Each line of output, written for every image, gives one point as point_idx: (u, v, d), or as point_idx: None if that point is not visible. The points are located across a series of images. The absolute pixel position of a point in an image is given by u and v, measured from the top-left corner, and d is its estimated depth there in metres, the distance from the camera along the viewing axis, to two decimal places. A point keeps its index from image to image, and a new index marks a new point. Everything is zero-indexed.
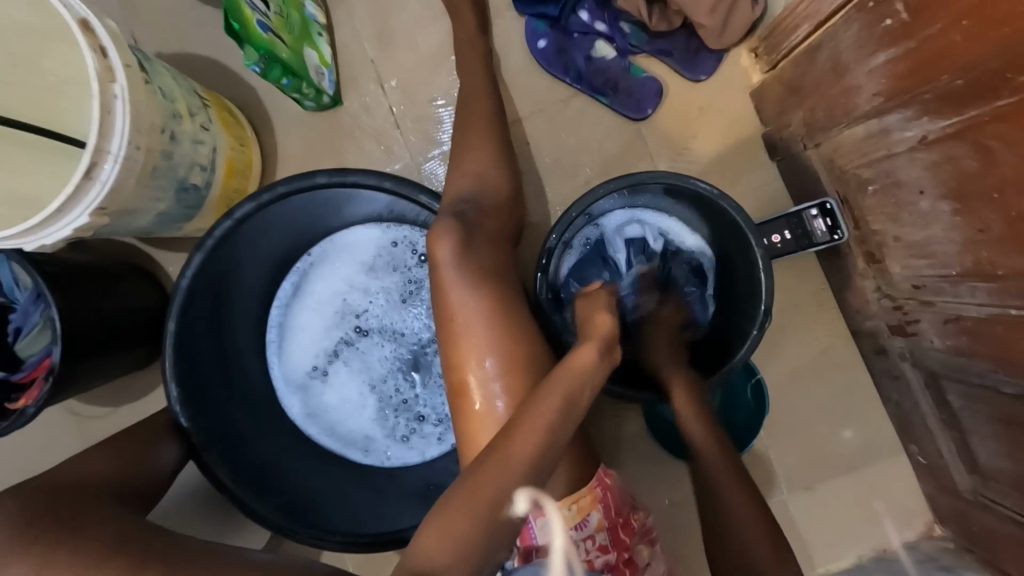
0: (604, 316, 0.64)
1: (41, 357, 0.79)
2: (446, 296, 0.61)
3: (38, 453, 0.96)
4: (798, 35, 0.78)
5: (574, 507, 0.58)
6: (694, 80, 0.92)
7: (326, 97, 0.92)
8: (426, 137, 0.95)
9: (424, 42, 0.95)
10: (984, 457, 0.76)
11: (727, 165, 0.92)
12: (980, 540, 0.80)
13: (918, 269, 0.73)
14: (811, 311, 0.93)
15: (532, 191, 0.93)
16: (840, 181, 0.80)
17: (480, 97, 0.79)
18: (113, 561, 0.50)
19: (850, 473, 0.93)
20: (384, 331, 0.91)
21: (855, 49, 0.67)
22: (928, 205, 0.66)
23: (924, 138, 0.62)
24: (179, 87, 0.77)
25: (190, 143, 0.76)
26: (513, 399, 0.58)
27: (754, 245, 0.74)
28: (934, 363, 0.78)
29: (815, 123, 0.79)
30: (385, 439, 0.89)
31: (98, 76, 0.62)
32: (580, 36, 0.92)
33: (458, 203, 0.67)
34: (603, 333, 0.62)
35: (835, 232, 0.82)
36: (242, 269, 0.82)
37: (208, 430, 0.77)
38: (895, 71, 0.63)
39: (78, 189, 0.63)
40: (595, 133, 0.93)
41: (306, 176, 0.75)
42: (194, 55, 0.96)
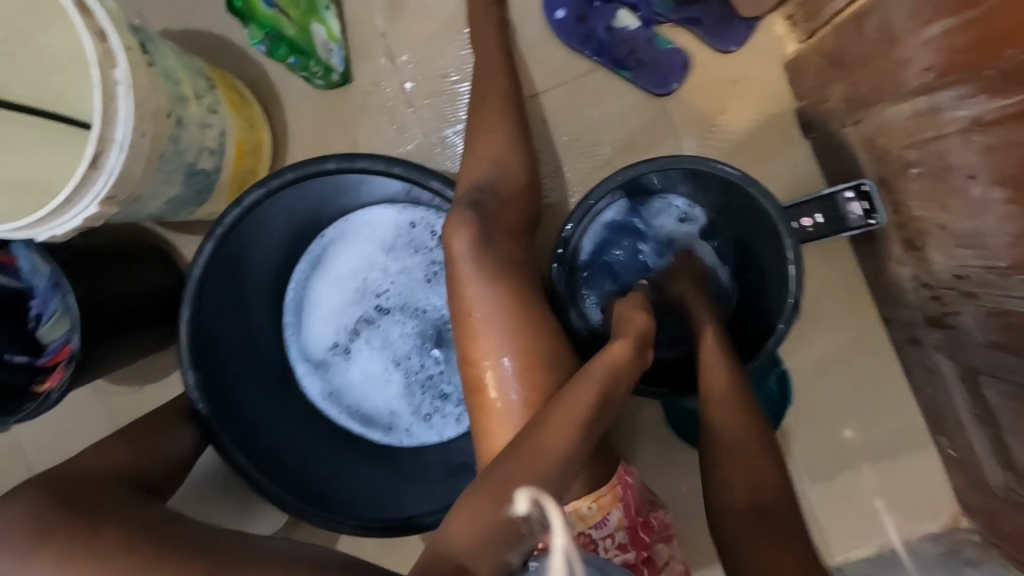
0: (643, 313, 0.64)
1: (62, 343, 0.79)
2: (461, 290, 0.59)
3: (67, 432, 0.99)
4: (841, 1, 0.72)
5: (594, 506, 0.56)
6: (723, 51, 0.86)
7: (336, 75, 0.88)
8: (439, 115, 0.91)
9: (436, 14, 0.90)
10: (1020, 455, 0.72)
11: (757, 142, 0.86)
12: (1010, 536, 0.77)
13: (963, 258, 0.68)
14: (842, 297, 0.89)
15: (549, 172, 0.89)
16: (880, 162, 0.75)
17: (495, 74, 0.75)
18: (134, 554, 0.51)
19: (875, 464, 0.90)
20: (406, 309, 0.90)
21: (906, 17, 0.61)
22: (979, 191, 0.61)
23: (979, 119, 0.57)
24: (184, 68, 0.74)
25: (196, 127, 0.74)
26: (532, 394, 0.57)
27: (784, 233, 0.70)
28: (973, 356, 0.74)
29: (856, 99, 0.73)
30: (409, 415, 0.89)
31: (99, 60, 0.60)
32: (602, 5, 0.87)
33: (473, 190, 0.65)
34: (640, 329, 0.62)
35: (871, 217, 0.77)
36: (256, 251, 0.81)
37: (226, 415, 0.78)
38: (952, 44, 0.57)
39: (85, 179, 0.62)
40: (616, 109, 0.88)
41: (316, 162, 0.73)
42: (201, 32, 0.93)
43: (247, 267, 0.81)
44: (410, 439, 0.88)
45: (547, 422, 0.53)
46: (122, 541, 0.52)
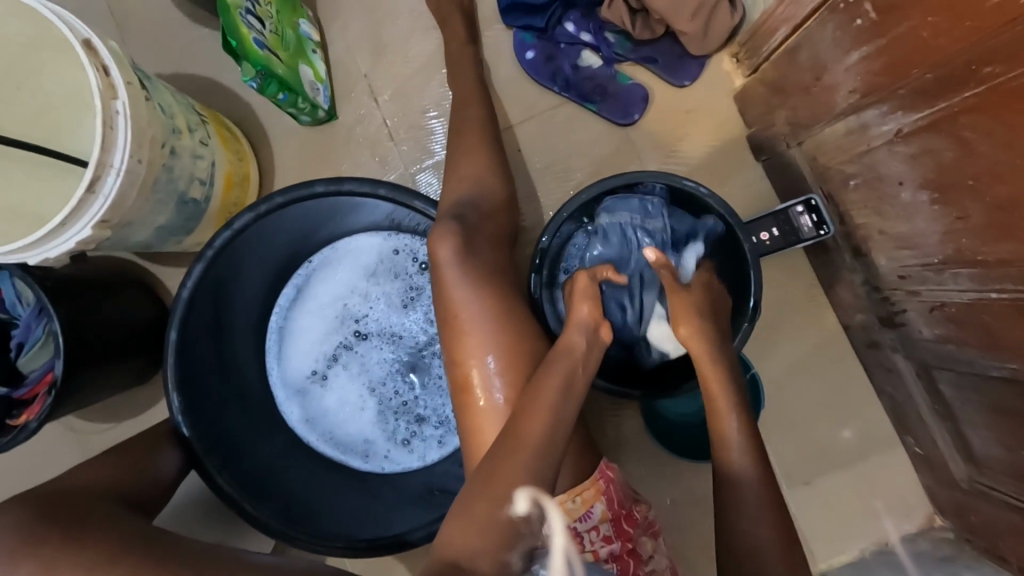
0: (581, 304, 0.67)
1: (43, 371, 0.80)
2: (448, 295, 0.63)
3: (42, 470, 0.96)
4: (776, 39, 0.81)
5: (577, 499, 0.59)
6: (679, 86, 0.95)
7: (322, 112, 0.94)
8: (419, 147, 0.97)
9: (415, 56, 0.98)
10: (977, 444, 0.77)
11: (714, 165, 0.94)
12: (979, 528, 0.81)
13: (903, 259, 0.74)
14: (803, 306, 0.94)
15: (525, 197, 0.95)
16: (823, 178, 0.82)
17: (472, 105, 0.82)
18: (116, 569, 0.50)
19: (849, 466, 0.93)
20: (383, 334, 0.92)
21: (830, 48, 0.70)
22: (908, 195, 0.68)
23: (899, 132, 0.65)
24: (178, 104, 0.79)
25: (189, 157, 0.78)
26: (513, 393, 0.60)
27: (744, 243, 0.76)
28: (925, 352, 0.79)
29: (798, 122, 0.81)
30: (386, 441, 0.90)
31: (101, 92, 0.64)
32: (567, 46, 0.95)
33: (455, 207, 0.69)
34: (583, 319, 0.66)
35: (822, 227, 0.83)
36: (240, 275, 0.83)
37: (209, 438, 0.78)
38: (870, 68, 0.65)
39: (82, 202, 0.65)
40: (585, 138, 0.96)
41: (304, 185, 0.77)
42: (191, 75, 0.99)
43: (233, 291, 0.83)
44: (389, 465, 0.89)
45: (529, 415, 0.56)
46: (108, 555, 0.52)
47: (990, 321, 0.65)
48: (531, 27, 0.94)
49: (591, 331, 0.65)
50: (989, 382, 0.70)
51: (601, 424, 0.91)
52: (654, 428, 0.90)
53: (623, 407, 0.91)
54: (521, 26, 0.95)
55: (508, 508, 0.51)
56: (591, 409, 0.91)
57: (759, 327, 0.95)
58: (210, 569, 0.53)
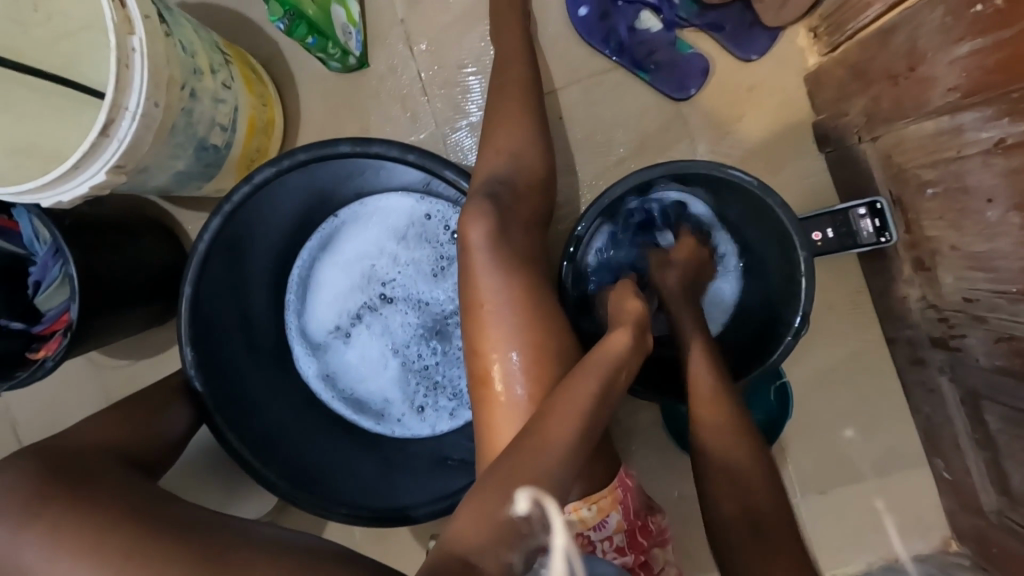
0: (634, 301, 0.63)
1: (61, 311, 0.79)
2: (476, 280, 0.59)
3: (62, 402, 0.98)
4: (867, 16, 0.71)
5: (594, 507, 0.55)
6: (744, 59, 0.85)
7: (353, 59, 0.87)
8: (453, 105, 0.90)
9: (456, 3, 0.89)
10: (1017, 481, 0.72)
11: (771, 152, 0.86)
12: (1000, 561, 0.78)
13: (973, 281, 0.68)
14: (845, 313, 0.88)
15: (562, 170, 0.89)
16: (896, 180, 0.74)
17: (517, 66, 0.74)
18: (122, 530, 0.51)
19: (869, 482, 0.90)
20: (410, 299, 0.90)
21: (935, 35, 0.61)
22: (996, 214, 0.61)
23: (1002, 141, 0.57)
24: (201, 42, 0.73)
25: (210, 101, 0.73)
26: (536, 391, 0.57)
27: (800, 247, 0.69)
28: (976, 380, 0.73)
29: (877, 115, 0.73)
30: (402, 406, 0.89)
31: (116, 27, 0.59)
32: (625, 4, 0.86)
33: (492, 182, 0.64)
34: (634, 317, 0.62)
35: (882, 234, 0.75)
36: (263, 229, 0.80)
37: (221, 394, 0.77)
38: (980, 64, 0.57)
39: (95, 146, 0.61)
40: (633, 110, 0.88)
41: (329, 143, 0.72)
42: (217, 6, 0.92)
43: (254, 243, 0.80)
44: (402, 429, 0.88)
45: (551, 417, 0.52)
46: (112, 514, 0.52)
47: None
48: None
49: (637, 333, 0.60)
50: None
51: (616, 414, 0.88)
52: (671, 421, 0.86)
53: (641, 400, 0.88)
54: None
55: (508, 507, 0.48)
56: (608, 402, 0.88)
57: None
58: (220, 537, 0.53)
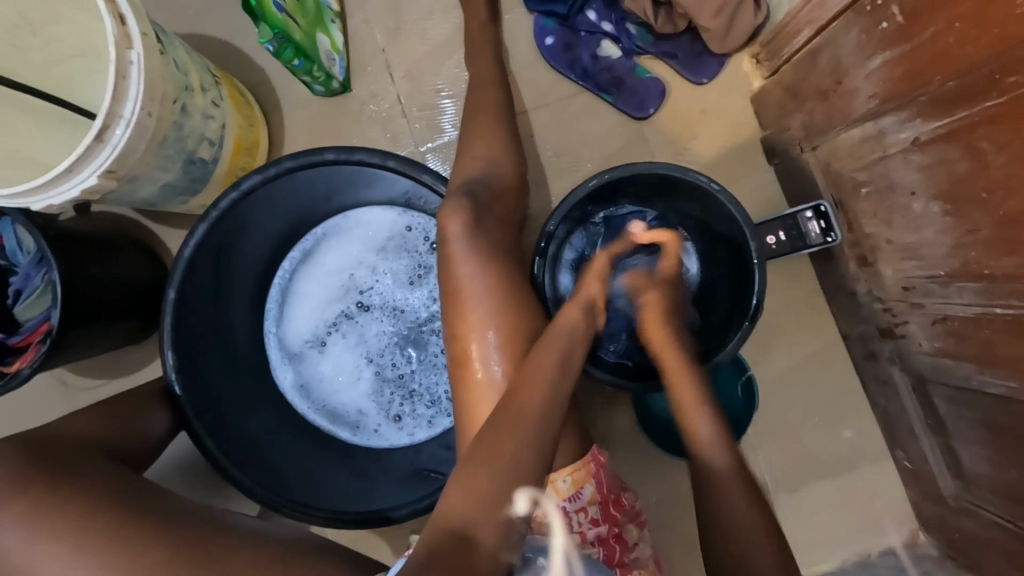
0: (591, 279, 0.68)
1: (39, 321, 0.79)
2: (454, 269, 0.63)
3: (32, 418, 0.96)
4: (797, 41, 0.81)
5: (569, 479, 0.59)
6: (696, 83, 0.94)
7: (336, 83, 0.93)
8: (432, 126, 0.97)
9: (434, 34, 0.97)
10: (967, 461, 0.76)
11: (725, 166, 0.94)
12: (962, 546, 0.80)
13: (909, 271, 0.74)
14: (803, 313, 0.93)
15: (534, 183, 0.95)
16: (835, 185, 0.82)
17: (489, 84, 0.81)
18: (109, 514, 0.53)
19: (838, 476, 0.92)
20: (386, 307, 0.92)
21: (853, 52, 0.70)
22: (920, 206, 0.68)
23: (917, 139, 0.64)
24: (193, 63, 0.78)
25: (200, 117, 0.77)
26: (512, 369, 0.60)
27: (750, 242, 0.75)
28: (922, 366, 0.79)
29: (814, 127, 0.81)
30: (378, 415, 0.90)
31: (116, 41, 0.64)
32: (587, 35, 0.94)
33: (468, 183, 0.69)
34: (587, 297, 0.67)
35: (829, 234, 0.82)
36: (249, 236, 0.83)
37: (201, 400, 0.78)
38: (892, 73, 0.65)
39: (88, 151, 0.65)
40: (597, 129, 0.95)
41: (314, 152, 0.76)
42: (208, 37, 0.98)
43: (237, 250, 0.83)
44: (377, 440, 0.89)
45: (521, 396, 0.55)
46: (102, 500, 0.54)
47: (992, 337, 0.64)
48: (553, 13, 0.93)
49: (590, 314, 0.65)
50: (986, 398, 0.69)
51: (594, 417, 0.91)
52: (645, 424, 0.89)
53: (617, 401, 0.91)
54: (543, 11, 0.94)
55: (487, 478, 0.51)
56: (583, 403, 0.91)
57: (758, 331, 0.94)
58: (199, 526, 0.54)
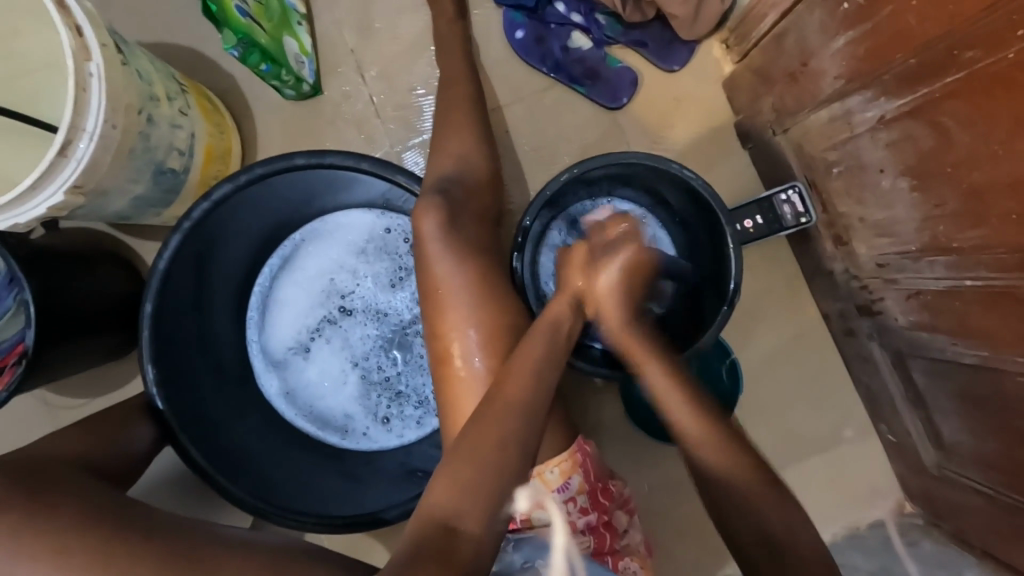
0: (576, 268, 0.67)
1: (13, 343, 0.78)
2: (431, 269, 0.63)
3: (12, 441, 0.94)
4: (765, 25, 0.81)
5: (556, 470, 0.59)
6: (668, 71, 0.94)
7: (307, 86, 0.92)
8: (406, 125, 0.96)
9: (403, 32, 0.96)
10: (947, 431, 0.78)
11: (700, 152, 0.94)
12: (947, 513, 0.82)
13: (882, 248, 0.75)
14: (783, 294, 0.94)
15: (511, 179, 0.95)
16: (808, 166, 0.82)
17: (460, 81, 0.80)
18: (89, 533, 0.52)
19: (824, 453, 0.93)
20: (369, 311, 0.92)
21: (818, 34, 0.70)
22: (889, 183, 0.69)
23: (883, 118, 0.65)
24: (157, 72, 0.77)
25: (167, 126, 0.76)
26: (495, 365, 0.60)
27: (726, 229, 0.75)
28: (900, 341, 0.80)
29: (784, 110, 0.82)
30: (366, 419, 0.90)
31: (74, 53, 0.62)
32: (557, 27, 0.94)
33: (441, 182, 0.69)
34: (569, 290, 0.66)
35: (803, 216, 0.83)
36: (225, 244, 0.82)
37: (182, 413, 0.77)
38: (855, 53, 0.66)
39: (53, 167, 0.64)
40: (572, 121, 0.95)
41: (285, 158, 0.75)
42: (173, 45, 0.96)
43: (215, 258, 0.82)
44: (367, 443, 0.89)
45: (501, 392, 0.55)
46: (83, 518, 0.53)
47: (964, 309, 0.66)
48: (522, 6, 0.93)
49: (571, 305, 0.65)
50: (961, 369, 0.71)
51: (582, 408, 0.91)
52: (633, 413, 0.90)
53: (604, 390, 0.92)
54: (512, 5, 0.93)
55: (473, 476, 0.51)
56: (571, 394, 0.92)
57: (740, 315, 0.95)
58: (185, 540, 0.54)
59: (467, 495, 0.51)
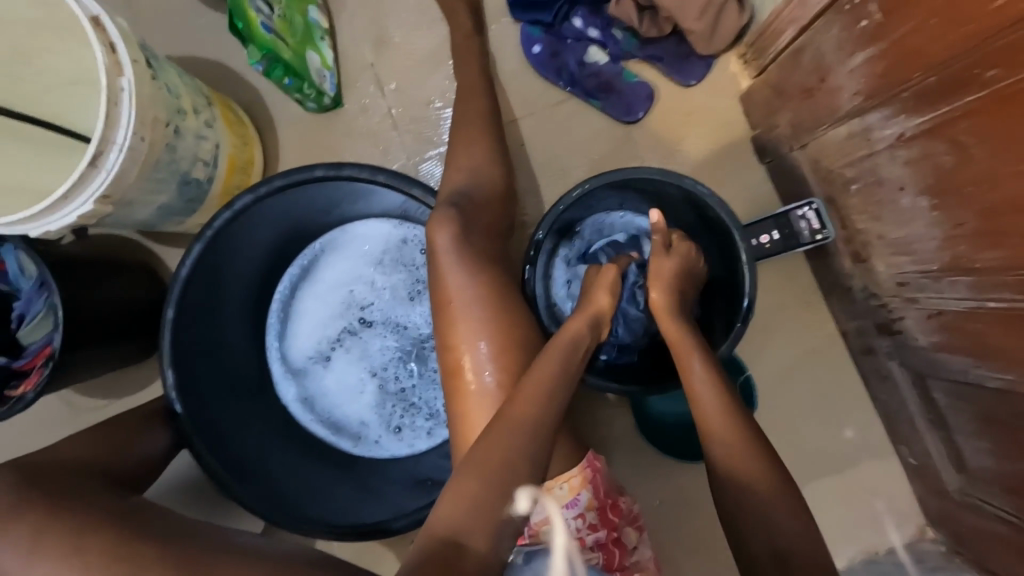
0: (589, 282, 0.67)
1: (41, 345, 0.81)
2: (443, 281, 0.63)
3: (38, 440, 0.97)
4: (782, 40, 0.81)
5: (565, 485, 0.60)
6: (684, 85, 0.94)
7: (327, 99, 0.94)
8: (423, 137, 0.97)
9: (422, 46, 0.98)
10: (970, 456, 0.75)
11: (716, 166, 0.94)
12: (970, 541, 0.79)
13: (902, 265, 0.74)
14: (800, 310, 0.93)
15: (526, 190, 0.95)
16: (825, 182, 0.81)
17: (476, 95, 0.81)
18: (102, 535, 0.53)
19: (840, 474, 0.91)
20: (388, 322, 0.93)
21: (835, 50, 0.70)
22: (908, 200, 0.67)
23: (901, 135, 0.64)
24: (185, 85, 0.80)
25: (193, 138, 0.79)
26: (503, 379, 0.60)
27: (739, 243, 0.75)
28: (920, 362, 0.78)
29: (802, 125, 0.81)
30: (380, 428, 0.90)
31: (107, 69, 0.65)
32: (573, 42, 0.95)
33: (455, 195, 0.70)
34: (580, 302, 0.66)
35: (820, 233, 0.81)
36: (247, 252, 0.84)
37: (200, 418, 0.78)
38: (873, 70, 0.65)
39: (83, 177, 0.66)
40: (587, 134, 0.95)
41: (304, 169, 0.77)
42: (201, 59, 1.00)
43: (237, 266, 0.84)
44: (378, 452, 0.89)
45: (508, 407, 0.55)
46: (98, 521, 0.55)
47: (986, 331, 0.64)
48: (539, 21, 0.94)
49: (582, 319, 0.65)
50: (984, 392, 0.68)
51: (593, 421, 0.91)
52: (645, 428, 0.89)
53: (615, 404, 0.91)
54: (529, 20, 0.94)
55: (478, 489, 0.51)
56: (583, 407, 0.91)
57: (755, 330, 0.93)
58: (195, 544, 0.55)
59: (472, 508, 0.51)
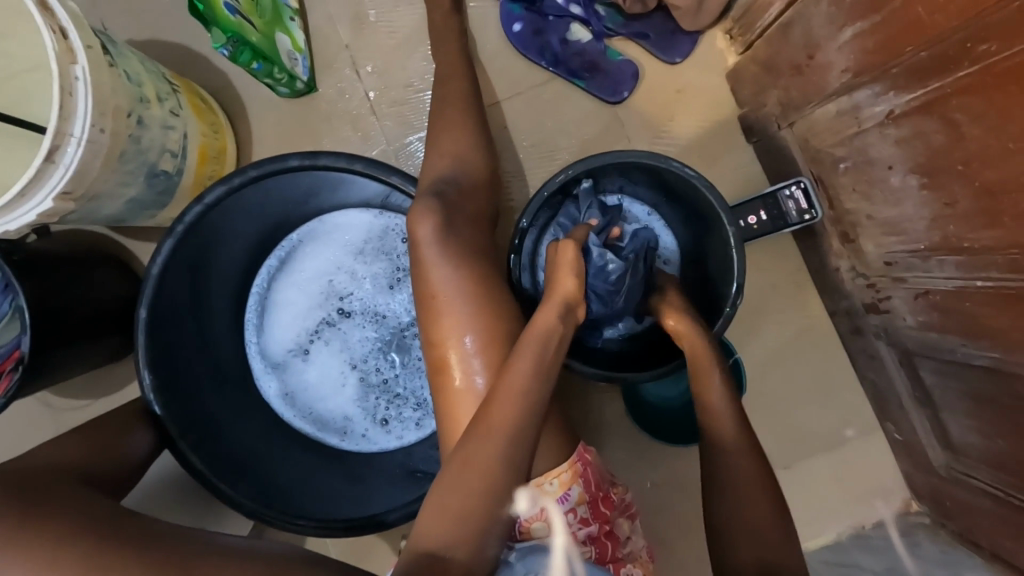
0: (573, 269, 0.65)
1: (11, 348, 0.77)
2: (426, 274, 0.61)
3: (16, 444, 0.95)
4: (770, 15, 0.79)
5: (555, 481, 0.59)
6: (670, 62, 0.91)
7: (300, 83, 0.90)
8: (403, 122, 0.94)
9: (398, 26, 0.94)
10: (956, 432, 0.76)
11: (703, 147, 0.92)
12: (954, 514, 0.80)
13: (891, 245, 0.73)
14: (789, 291, 0.93)
15: (510, 175, 0.93)
16: (814, 161, 0.80)
17: (456, 78, 0.78)
18: (82, 544, 0.51)
19: (829, 452, 0.92)
20: (367, 313, 0.91)
21: (825, 25, 0.68)
22: (898, 180, 0.67)
23: (892, 113, 0.63)
24: (147, 72, 0.75)
25: (159, 128, 0.75)
26: (491, 373, 0.59)
27: (728, 227, 0.73)
28: (909, 341, 0.78)
29: (790, 103, 0.79)
30: (365, 421, 0.89)
31: (59, 56, 0.61)
32: (555, 19, 0.92)
33: (437, 183, 0.67)
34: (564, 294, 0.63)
35: (808, 213, 0.80)
36: (222, 245, 0.81)
37: (181, 418, 0.76)
38: (864, 46, 0.63)
39: (40, 173, 0.63)
40: (572, 116, 0.93)
41: (278, 159, 0.74)
42: (165, 43, 0.95)
43: (210, 261, 0.81)
44: (366, 445, 0.88)
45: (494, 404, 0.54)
46: (77, 529, 0.53)
47: (975, 310, 0.64)
48: None
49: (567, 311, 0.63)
50: (970, 370, 0.69)
51: (584, 408, 0.90)
52: (636, 414, 0.89)
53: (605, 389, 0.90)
54: None
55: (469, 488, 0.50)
56: (573, 394, 0.91)
57: (744, 312, 0.93)
58: (181, 551, 0.54)
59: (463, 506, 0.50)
